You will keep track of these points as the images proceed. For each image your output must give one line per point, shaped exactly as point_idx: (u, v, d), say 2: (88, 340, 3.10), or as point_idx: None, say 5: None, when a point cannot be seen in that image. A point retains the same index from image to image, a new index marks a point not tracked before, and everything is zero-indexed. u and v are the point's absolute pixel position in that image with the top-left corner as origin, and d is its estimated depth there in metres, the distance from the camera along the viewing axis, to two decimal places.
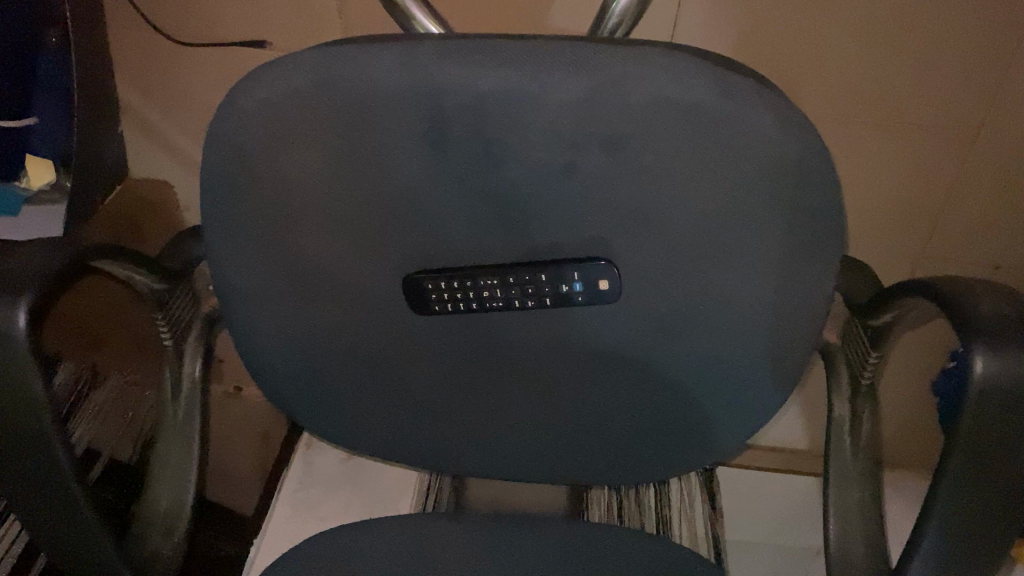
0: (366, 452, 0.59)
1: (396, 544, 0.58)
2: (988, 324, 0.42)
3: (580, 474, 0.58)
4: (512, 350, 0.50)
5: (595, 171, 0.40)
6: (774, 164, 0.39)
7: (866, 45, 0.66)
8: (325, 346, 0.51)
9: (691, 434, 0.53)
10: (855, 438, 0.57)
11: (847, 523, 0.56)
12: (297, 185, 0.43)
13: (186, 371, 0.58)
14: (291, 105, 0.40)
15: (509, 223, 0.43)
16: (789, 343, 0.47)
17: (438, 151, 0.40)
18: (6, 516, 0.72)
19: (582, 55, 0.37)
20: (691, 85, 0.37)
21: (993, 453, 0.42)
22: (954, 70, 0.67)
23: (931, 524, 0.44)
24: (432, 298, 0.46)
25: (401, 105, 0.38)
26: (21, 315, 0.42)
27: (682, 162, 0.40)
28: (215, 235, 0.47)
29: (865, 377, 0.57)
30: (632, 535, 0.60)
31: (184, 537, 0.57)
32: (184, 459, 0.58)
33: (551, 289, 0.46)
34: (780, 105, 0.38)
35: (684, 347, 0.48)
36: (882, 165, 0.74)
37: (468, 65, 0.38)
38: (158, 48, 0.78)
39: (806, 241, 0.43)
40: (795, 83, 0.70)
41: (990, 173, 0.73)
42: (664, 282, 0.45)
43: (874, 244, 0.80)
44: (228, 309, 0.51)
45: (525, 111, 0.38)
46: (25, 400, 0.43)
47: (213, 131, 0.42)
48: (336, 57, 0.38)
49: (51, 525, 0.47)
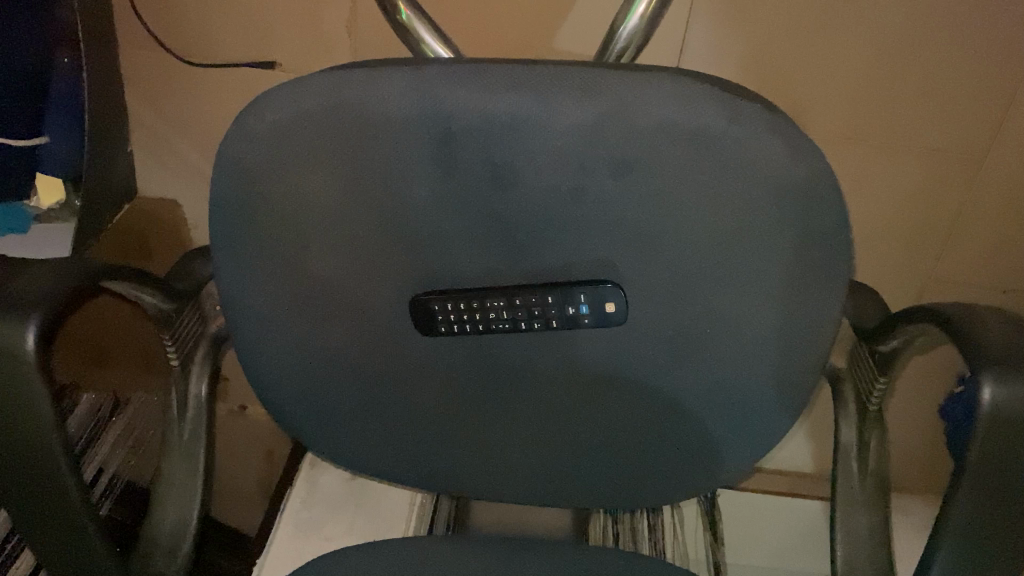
0: (375, 472, 0.63)
1: (402, 562, 0.61)
2: (998, 349, 0.41)
3: (580, 496, 0.61)
4: (518, 368, 0.54)
5: (602, 192, 0.45)
6: (770, 188, 0.44)
7: (872, 62, 0.75)
8: (341, 360, 0.54)
9: (688, 457, 0.57)
10: (863, 463, 0.56)
11: (855, 552, 0.54)
12: (318, 203, 0.47)
13: (192, 390, 0.59)
14: (324, 123, 0.44)
15: (517, 245, 0.48)
16: (783, 365, 0.51)
17: (450, 171, 0.45)
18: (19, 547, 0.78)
19: (591, 80, 0.42)
20: (698, 111, 0.42)
21: (1005, 479, 0.41)
22: (954, 97, 0.76)
23: (940, 550, 0.43)
24: (439, 319, 0.50)
25: (414, 125, 0.43)
26: (32, 334, 0.43)
27: (679, 185, 0.44)
28: (243, 259, 0.50)
29: (872, 404, 0.55)
30: (630, 557, 0.63)
31: (188, 558, 0.57)
32: (189, 479, 0.59)
33: (558, 312, 0.50)
34: (784, 129, 0.42)
35: (689, 370, 0.51)
36: (885, 185, 0.82)
37: (479, 89, 0.42)
38: (173, 69, 0.85)
39: (794, 266, 0.46)
40: (796, 101, 0.78)
41: (994, 190, 0.81)
42: (665, 307, 0.49)
43: (882, 259, 0.88)
44: (238, 328, 0.55)
45: (536, 134, 0.43)
46: (31, 419, 0.44)
47: (233, 150, 0.46)
48: (352, 80, 0.43)
49: (50, 539, 0.48)
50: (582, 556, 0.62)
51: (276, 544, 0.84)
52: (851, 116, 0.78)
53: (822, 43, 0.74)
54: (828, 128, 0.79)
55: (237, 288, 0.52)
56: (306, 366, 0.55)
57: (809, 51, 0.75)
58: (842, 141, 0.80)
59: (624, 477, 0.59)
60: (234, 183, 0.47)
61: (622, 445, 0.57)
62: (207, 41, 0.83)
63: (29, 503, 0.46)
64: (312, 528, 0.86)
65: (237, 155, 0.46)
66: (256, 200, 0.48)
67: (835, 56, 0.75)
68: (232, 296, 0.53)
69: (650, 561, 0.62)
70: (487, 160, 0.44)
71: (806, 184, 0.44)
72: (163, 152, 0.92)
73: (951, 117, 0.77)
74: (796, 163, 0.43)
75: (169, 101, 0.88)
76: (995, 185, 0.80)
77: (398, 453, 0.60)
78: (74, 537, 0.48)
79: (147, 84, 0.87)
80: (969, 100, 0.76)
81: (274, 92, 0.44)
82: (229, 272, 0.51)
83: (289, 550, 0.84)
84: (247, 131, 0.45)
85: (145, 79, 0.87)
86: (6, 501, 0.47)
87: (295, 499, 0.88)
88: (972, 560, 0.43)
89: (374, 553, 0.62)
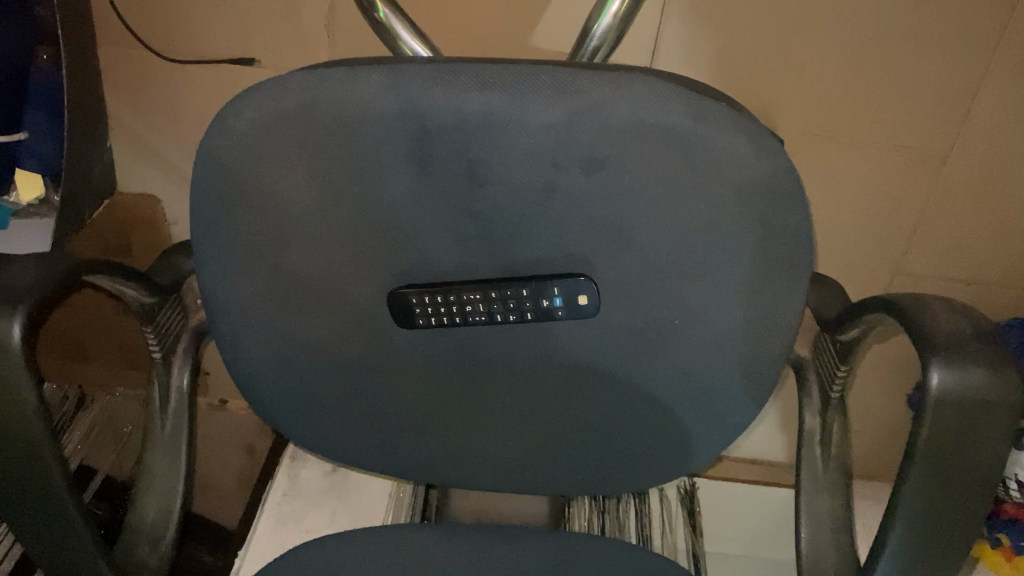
0: (355, 462, 0.64)
1: (384, 549, 0.63)
2: (947, 339, 0.43)
3: (557, 483, 0.62)
4: (494, 359, 0.55)
5: (574, 188, 0.46)
6: (735, 184, 0.45)
7: (837, 61, 0.77)
8: (321, 354, 0.56)
9: (661, 444, 0.58)
10: (826, 449, 0.58)
11: (818, 534, 0.56)
12: (297, 199, 0.48)
13: (174, 382, 0.60)
14: (303, 120, 0.45)
15: (492, 241, 0.49)
16: (749, 355, 0.53)
17: (425, 169, 0.46)
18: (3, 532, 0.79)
19: (562, 80, 0.43)
20: (665, 110, 0.43)
21: (953, 461, 0.43)
22: (918, 95, 0.78)
23: (893, 529, 0.45)
24: (417, 312, 0.52)
25: (390, 124, 0.44)
26: (17, 326, 0.44)
27: (648, 182, 0.45)
28: (224, 254, 0.52)
29: (834, 392, 0.57)
30: (606, 542, 0.65)
31: (171, 547, 0.58)
32: (172, 469, 0.60)
33: (533, 304, 0.51)
34: (748, 127, 0.44)
35: (661, 361, 0.53)
36: (852, 181, 0.85)
37: (453, 88, 0.43)
38: (151, 66, 0.86)
39: (760, 259, 0.48)
40: (764, 99, 0.80)
41: (958, 184, 0.83)
42: (637, 299, 0.50)
43: (849, 252, 0.90)
44: (219, 322, 0.56)
45: (508, 132, 0.44)
46: (17, 409, 0.45)
47: (211, 148, 0.47)
48: (328, 79, 0.44)
49: (35, 526, 0.48)
50: (559, 541, 0.64)
51: (258, 535, 0.85)
52: (818, 114, 0.80)
53: (790, 43, 0.76)
54: (797, 126, 0.82)
55: (217, 283, 0.53)
56: (287, 359, 0.56)
57: (777, 51, 0.77)
58: (810, 138, 0.82)
59: (598, 465, 0.60)
60: (214, 179, 0.48)
61: (597, 433, 0.58)
62: (185, 38, 0.83)
63: (14, 489, 0.47)
64: (293, 521, 0.87)
65: (216, 152, 0.47)
66: (237, 197, 0.49)
67: (801, 57, 0.77)
68: (213, 291, 0.54)
69: (625, 547, 0.64)
70: (462, 157, 0.45)
71: (769, 180, 0.45)
72: (143, 147, 0.93)
73: (915, 115, 0.79)
74: (760, 160, 0.45)
75: (149, 97, 0.88)
76: (959, 181, 0.83)
77: (378, 444, 0.61)
78: (59, 529, 0.48)
79: (125, 81, 0.88)
80: (932, 98, 0.78)
81: (253, 90, 0.45)
82: (209, 267, 0.52)
83: (270, 541, 0.85)
84: (227, 129, 0.46)
85: (124, 76, 0.87)
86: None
87: (276, 492, 0.90)
88: (923, 538, 0.45)
89: (355, 542, 0.63)
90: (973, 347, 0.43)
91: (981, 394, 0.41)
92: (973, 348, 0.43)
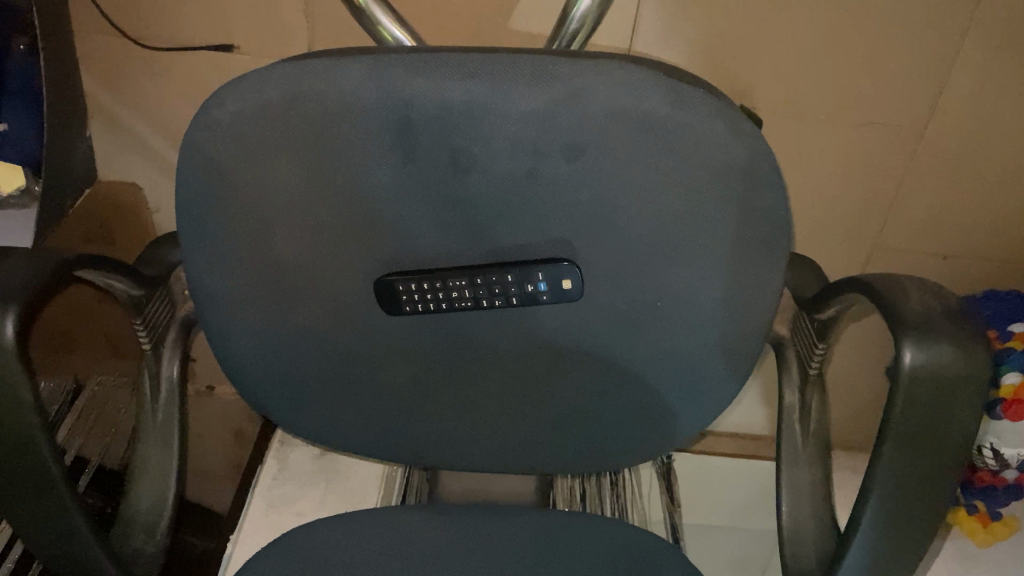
0: (344, 447, 0.65)
1: (375, 530, 0.64)
2: (919, 318, 0.45)
3: (543, 463, 0.64)
4: (479, 344, 0.56)
5: (556, 174, 0.47)
6: (716, 169, 0.46)
7: (815, 40, 0.77)
8: (309, 342, 0.56)
9: (646, 422, 0.60)
10: (805, 424, 0.60)
11: (799, 508, 0.58)
12: (282, 191, 0.49)
13: (164, 372, 0.61)
14: (287, 111, 0.45)
15: (475, 227, 0.50)
16: (729, 335, 0.54)
17: (408, 158, 0.46)
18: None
19: (543, 68, 0.44)
20: (645, 96, 0.44)
21: (925, 435, 0.44)
22: (894, 73, 0.79)
23: (869, 502, 0.46)
24: (403, 298, 0.52)
25: (373, 114, 0.45)
26: (9, 323, 0.44)
27: (630, 167, 0.46)
28: (210, 245, 0.52)
29: (813, 368, 0.59)
30: (593, 517, 0.66)
31: (166, 535, 0.59)
32: (164, 459, 0.60)
33: (517, 289, 0.52)
34: (728, 113, 0.45)
35: (645, 341, 0.54)
36: (830, 159, 0.86)
37: (435, 78, 0.44)
38: (130, 53, 0.85)
39: (738, 242, 0.49)
40: (743, 80, 0.81)
41: (933, 160, 0.85)
42: (620, 281, 0.51)
43: (828, 229, 0.92)
44: (206, 313, 0.56)
45: (489, 120, 0.45)
46: (12, 404, 0.45)
47: (195, 141, 0.47)
48: (310, 70, 0.44)
49: (30, 513, 0.49)
50: (547, 518, 0.66)
51: (249, 520, 0.86)
52: (796, 93, 0.81)
53: (768, 23, 0.77)
54: (775, 105, 0.82)
55: (204, 273, 0.53)
56: (275, 347, 0.57)
57: (756, 32, 0.77)
58: (788, 117, 0.83)
59: (583, 444, 0.62)
60: (199, 171, 0.49)
61: (580, 414, 0.59)
62: (163, 26, 0.83)
63: (7, 478, 0.47)
64: (283, 504, 0.89)
65: (201, 144, 0.47)
66: (222, 189, 0.49)
67: (780, 36, 0.77)
68: (200, 283, 0.54)
69: (611, 522, 0.66)
70: (445, 145, 0.46)
71: (746, 165, 0.46)
72: (123, 135, 0.92)
73: (890, 92, 0.80)
74: (737, 144, 0.45)
75: (127, 84, 0.88)
76: (934, 156, 0.84)
77: (368, 429, 0.62)
78: (56, 522, 0.49)
79: (103, 70, 0.87)
80: (908, 75, 0.79)
81: (235, 82, 0.46)
82: (196, 258, 0.53)
83: (262, 525, 0.86)
84: (210, 121, 0.47)
85: (102, 65, 0.87)
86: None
87: (266, 477, 0.91)
88: (898, 510, 0.46)
89: (345, 523, 0.64)
90: (944, 325, 0.44)
91: (953, 369, 0.43)
92: (944, 325, 0.44)
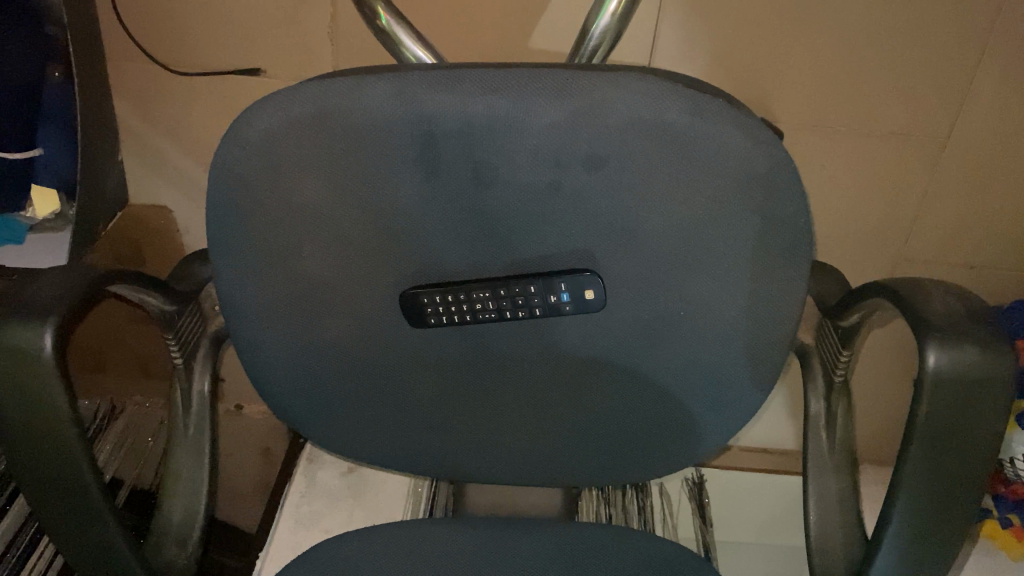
0: (372, 461, 0.66)
1: (403, 544, 0.64)
2: (943, 322, 0.45)
3: (570, 475, 0.64)
4: (504, 356, 0.57)
5: (577, 186, 0.47)
6: (736, 177, 0.47)
7: (834, 51, 0.78)
8: (336, 356, 0.57)
9: (673, 432, 0.60)
10: (832, 433, 0.59)
11: (826, 517, 0.58)
12: (308, 207, 0.50)
13: (195, 387, 0.62)
14: (313, 129, 0.46)
15: (498, 240, 0.50)
16: (752, 344, 0.54)
17: (430, 173, 0.47)
18: (40, 537, 0.86)
19: (562, 82, 0.45)
20: (664, 107, 0.44)
21: (953, 436, 0.44)
22: (915, 83, 0.79)
23: (897, 507, 0.46)
24: (429, 311, 0.53)
25: (396, 130, 0.46)
26: (48, 337, 0.45)
27: (650, 177, 0.47)
28: (239, 262, 0.53)
29: (838, 376, 0.59)
30: (621, 529, 0.66)
31: (197, 548, 0.60)
32: (195, 471, 0.61)
33: (541, 300, 0.52)
34: (746, 123, 0.45)
35: (668, 349, 0.54)
36: (851, 170, 0.86)
37: (458, 93, 0.45)
38: (160, 79, 0.87)
39: (759, 250, 0.50)
40: (762, 93, 0.81)
41: (958, 169, 0.84)
42: (644, 291, 0.52)
43: (852, 240, 0.91)
44: (235, 328, 0.57)
45: (511, 133, 0.45)
46: (51, 415, 0.46)
47: (222, 159, 0.49)
48: (336, 90, 0.45)
49: (62, 517, 0.50)
50: (576, 529, 0.66)
51: (277, 538, 0.87)
52: (817, 105, 0.81)
53: (787, 35, 0.77)
54: (796, 117, 0.83)
55: (235, 289, 0.55)
56: (302, 361, 0.58)
57: (774, 44, 0.78)
58: (809, 128, 0.83)
59: (608, 456, 0.62)
60: (229, 189, 0.50)
61: (605, 423, 0.60)
62: (193, 51, 0.85)
63: (39, 480, 0.48)
64: (311, 521, 0.90)
65: (230, 163, 0.49)
66: (251, 205, 0.50)
67: (799, 49, 0.78)
68: (231, 299, 0.55)
69: (639, 534, 0.66)
70: (467, 159, 0.47)
71: (765, 172, 0.47)
72: (154, 158, 0.94)
73: (912, 101, 0.80)
74: (756, 154, 0.46)
75: (157, 108, 0.90)
76: (959, 165, 0.84)
77: (395, 441, 0.63)
78: (94, 532, 0.50)
79: (135, 95, 0.89)
80: (929, 84, 0.79)
81: (264, 101, 0.47)
82: (226, 273, 0.54)
83: (290, 540, 0.87)
84: (239, 139, 0.48)
85: (134, 90, 0.89)
86: (18, 480, 0.49)
87: (294, 494, 0.92)
88: (927, 515, 0.46)
89: (374, 536, 0.65)
90: (969, 329, 0.44)
91: (977, 372, 0.43)
92: (968, 328, 0.44)
